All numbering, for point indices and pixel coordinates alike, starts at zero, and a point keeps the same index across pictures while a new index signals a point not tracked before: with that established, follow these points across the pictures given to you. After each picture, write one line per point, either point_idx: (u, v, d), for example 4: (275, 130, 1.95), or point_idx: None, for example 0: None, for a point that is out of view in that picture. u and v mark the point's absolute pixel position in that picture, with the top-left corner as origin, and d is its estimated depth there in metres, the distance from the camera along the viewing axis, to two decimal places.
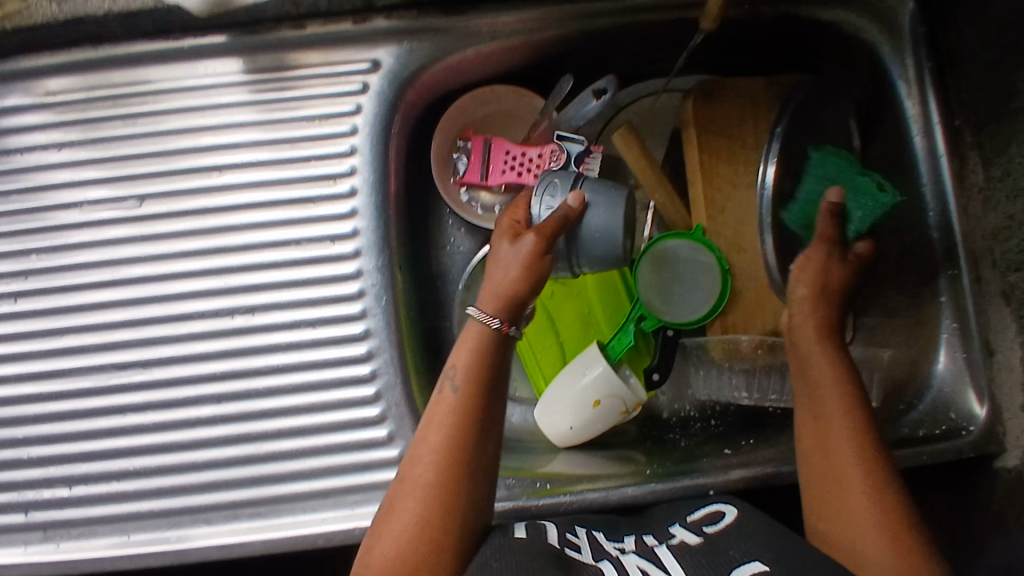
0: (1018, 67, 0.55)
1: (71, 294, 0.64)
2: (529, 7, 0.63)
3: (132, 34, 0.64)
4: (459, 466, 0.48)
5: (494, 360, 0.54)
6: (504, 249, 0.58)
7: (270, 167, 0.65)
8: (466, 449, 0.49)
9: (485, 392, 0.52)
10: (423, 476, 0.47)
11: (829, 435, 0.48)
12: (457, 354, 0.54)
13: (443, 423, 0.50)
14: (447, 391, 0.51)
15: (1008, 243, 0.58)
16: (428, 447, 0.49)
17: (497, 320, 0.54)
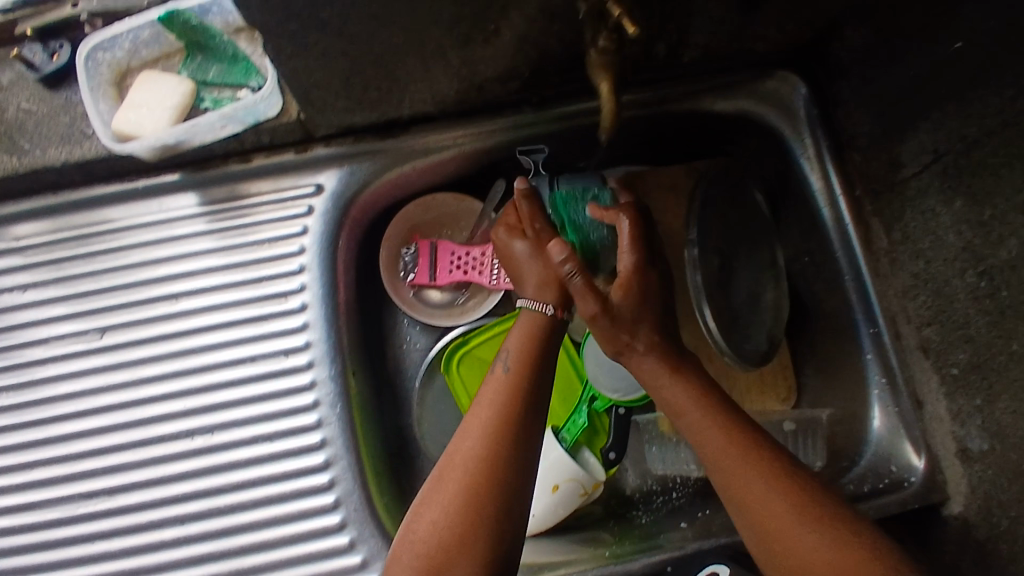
0: (897, 144, 0.61)
1: (38, 428, 0.67)
2: (456, 127, 0.69)
3: (91, 179, 0.69)
4: (511, 426, 0.55)
5: (544, 343, 0.62)
6: (522, 248, 0.65)
7: (225, 290, 0.68)
8: (518, 412, 0.56)
9: (538, 364, 0.60)
10: (475, 435, 0.55)
11: (749, 501, 0.52)
12: (517, 333, 0.62)
13: (500, 391, 0.57)
14: (499, 370, 0.59)
15: (917, 300, 0.62)
16: (481, 416, 0.56)
17: (551, 306, 0.63)
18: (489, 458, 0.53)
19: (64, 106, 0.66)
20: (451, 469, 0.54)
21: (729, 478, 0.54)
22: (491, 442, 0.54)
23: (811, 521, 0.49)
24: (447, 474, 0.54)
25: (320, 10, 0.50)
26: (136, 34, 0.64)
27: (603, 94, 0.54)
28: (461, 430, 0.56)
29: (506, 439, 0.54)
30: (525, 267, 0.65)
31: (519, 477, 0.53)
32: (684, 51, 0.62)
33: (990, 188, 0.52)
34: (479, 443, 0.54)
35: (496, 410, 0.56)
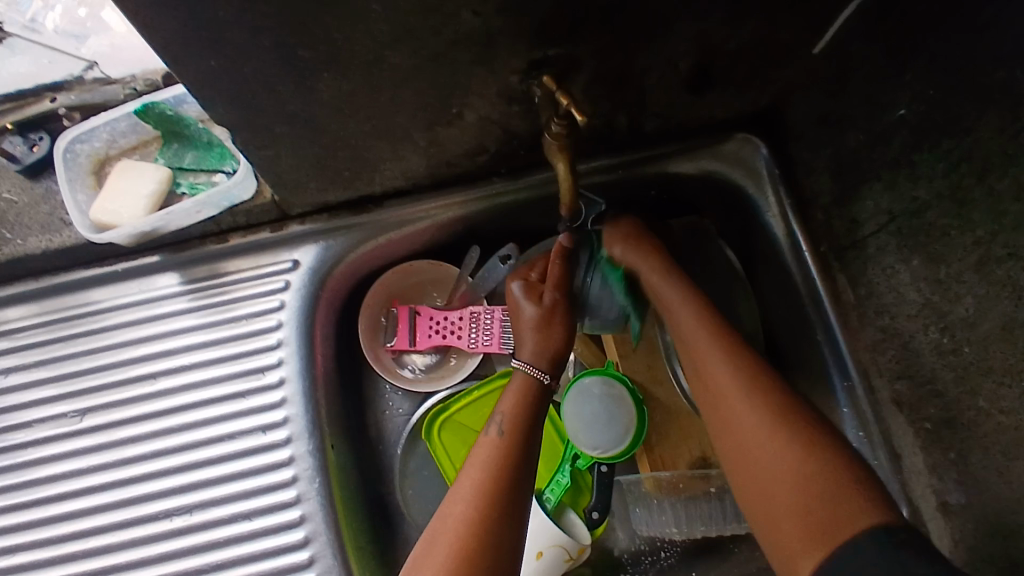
0: (856, 203, 0.63)
1: (19, 513, 0.67)
2: (429, 199, 0.71)
3: (71, 264, 0.70)
4: (502, 490, 0.54)
5: (532, 406, 0.62)
6: (528, 308, 0.68)
7: (205, 367, 0.69)
8: (509, 476, 0.55)
9: (527, 431, 0.59)
10: (467, 497, 0.53)
11: (738, 411, 0.55)
12: (504, 400, 0.62)
13: (490, 455, 0.57)
14: (492, 433, 0.59)
15: (886, 354, 0.63)
16: (471, 477, 0.55)
17: (547, 374, 0.65)
18: (479, 519, 0.51)
19: (44, 196, 0.68)
20: (441, 532, 0.52)
21: (722, 393, 0.57)
22: (482, 504, 0.53)
23: (795, 441, 0.51)
24: (437, 536, 0.52)
25: (288, 103, 0.53)
26: (112, 126, 0.66)
27: (560, 172, 0.59)
28: (450, 496, 0.55)
29: (498, 503, 0.53)
30: (524, 326, 0.67)
31: (507, 546, 0.51)
32: (644, 121, 0.66)
33: (943, 250, 0.54)
34: (471, 504, 0.53)
35: (487, 474, 0.55)
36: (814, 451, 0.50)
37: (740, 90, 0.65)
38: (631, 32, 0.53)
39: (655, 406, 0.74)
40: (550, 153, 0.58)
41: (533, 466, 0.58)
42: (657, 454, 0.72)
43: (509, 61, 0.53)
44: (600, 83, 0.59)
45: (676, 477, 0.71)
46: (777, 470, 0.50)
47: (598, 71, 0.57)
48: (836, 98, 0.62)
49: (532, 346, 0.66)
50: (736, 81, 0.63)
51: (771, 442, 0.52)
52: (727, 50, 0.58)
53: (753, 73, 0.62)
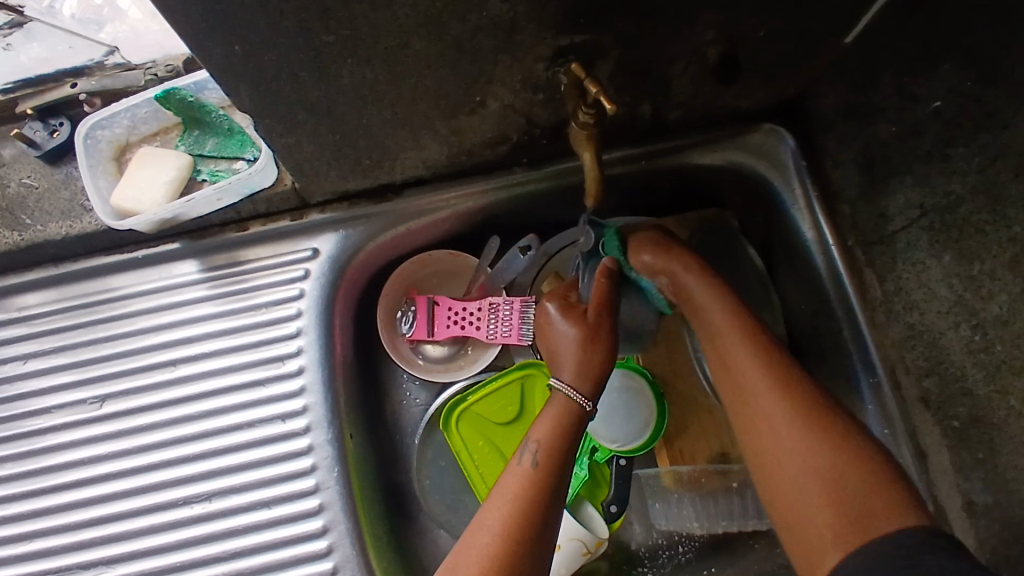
0: (885, 197, 0.61)
1: (39, 499, 0.67)
2: (449, 188, 0.70)
3: (90, 250, 0.70)
4: (528, 528, 0.52)
5: (574, 434, 0.59)
6: (563, 326, 0.64)
7: (224, 355, 0.69)
8: (534, 517, 0.53)
9: (559, 462, 0.57)
10: (490, 534, 0.51)
11: (762, 426, 0.53)
12: (538, 430, 0.59)
13: (517, 489, 0.54)
14: (527, 463, 0.56)
15: (914, 351, 0.62)
16: (496, 515, 0.53)
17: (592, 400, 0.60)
18: (502, 560, 0.50)
19: (64, 182, 0.68)
20: (461, 571, 0.50)
21: (739, 387, 0.57)
22: (505, 542, 0.51)
23: (827, 434, 0.50)
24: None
25: (310, 91, 0.52)
26: (132, 113, 0.66)
27: (586, 162, 0.58)
28: (473, 528, 0.53)
29: (523, 541, 0.51)
30: (568, 354, 0.62)
31: None
32: (668, 111, 0.65)
33: (977, 246, 0.54)
34: (495, 542, 0.51)
35: (513, 511, 0.53)
36: (846, 447, 0.49)
37: (768, 79, 0.63)
38: (658, 20, 0.52)
39: (676, 402, 0.74)
40: (577, 142, 0.58)
41: (562, 503, 0.56)
42: (677, 448, 0.72)
43: (534, 49, 0.52)
44: (625, 72, 0.58)
45: (696, 471, 0.71)
46: (799, 464, 0.50)
47: (624, 60, 0.56)
48: (866, 89, 0.61)
49: (575, 367, 0.61)
50: (763, 71, 0.62)
51: (791, 434, 0.51)
52: (756, 39, 0.57)
53: (781, 62, 0.61)
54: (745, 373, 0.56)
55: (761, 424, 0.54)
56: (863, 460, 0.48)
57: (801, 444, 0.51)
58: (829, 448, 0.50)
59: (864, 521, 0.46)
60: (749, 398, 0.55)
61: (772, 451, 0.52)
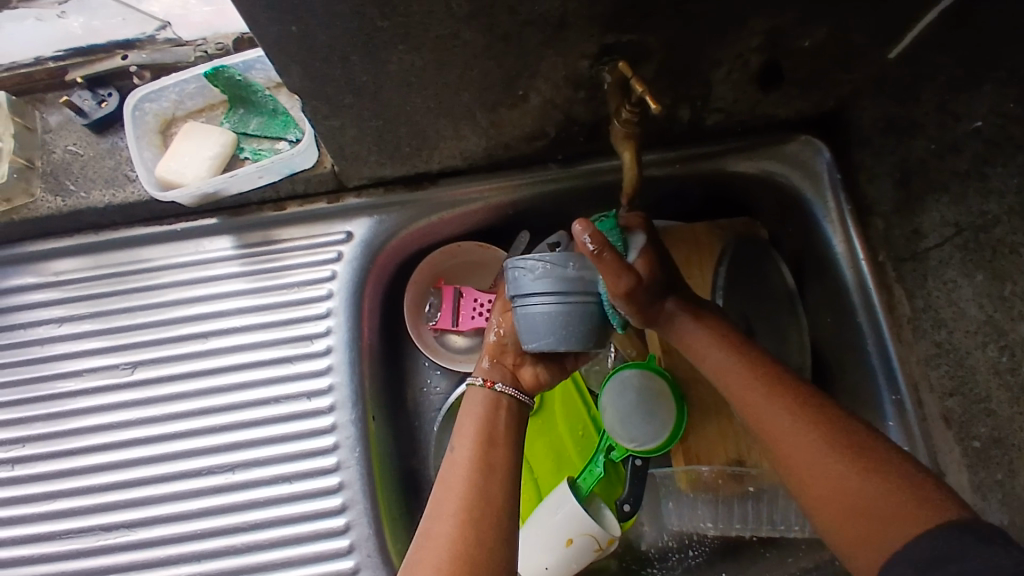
0: (921, 214, 0.62)
1: (65, 459, 0.68)
2: (485, 179, 0.71)
3: (130, 220, 0.71)
4: (479, 502, 0.53)
5: (495, 416, 0.61)
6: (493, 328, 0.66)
7: (253, 330, 0.70)
8: (481, 487, 0.55)
9: (493, 442, 0.59)
10: (447, 511, 0.53)
11: (784, 441, 0.51)
12: (465, 416, 0.61)
13: (461, 472, 0.56)
14: (453, 449, 0.59)
15: (940, 369, 0.62)
16: (444, 500, 0.54)
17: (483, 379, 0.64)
18: (463, 531, 0.52)
19: (109, 151, 0.69)
20: (427, 552, 0.51)
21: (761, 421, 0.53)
22: (464, 523, 0.52)
23: (856, 461, 0.47)
24: (421, 556, 0.51)
25: (359, 75, 0.53)
26: (182, 87, 0.67)
27: (626, 161, 0.58)
28: (430, 512, 0.54)
29: (476, 513, 0.53)
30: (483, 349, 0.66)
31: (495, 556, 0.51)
32: (706, 116, 0.65)
33: (1009, 268, 0.55)
34: (454, 521, 0.52)
35: (460, 491, 0.54)
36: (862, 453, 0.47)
37: (808, 90, 0.64)
38: (705, 25, 0.53)
39: (697, 408, 0.73)
40: (615, 140, 0.58)
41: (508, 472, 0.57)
42: (693, 450, 0.71)
43: (580, 46, 0.53)
44: (668, 75, 0.58)
45: (715, 473, 0.70)
46: (847, 488, 0.46)
47: (668, 62, 0.56)
48: (906, 107, 0.61)
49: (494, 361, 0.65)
50: (804, 82, 0.62)
51: (832, 466, 0.47)
52: (800, 49, 0.57)
53: (821, 73, 0.61)
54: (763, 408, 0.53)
55: (785, 444, 0.50)
56: (885, 467, 0.46)
57: (822, 463, 0.48)
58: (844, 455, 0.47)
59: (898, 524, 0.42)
60: (767, 429, 0.52)
61: (804, 464, 0.49)
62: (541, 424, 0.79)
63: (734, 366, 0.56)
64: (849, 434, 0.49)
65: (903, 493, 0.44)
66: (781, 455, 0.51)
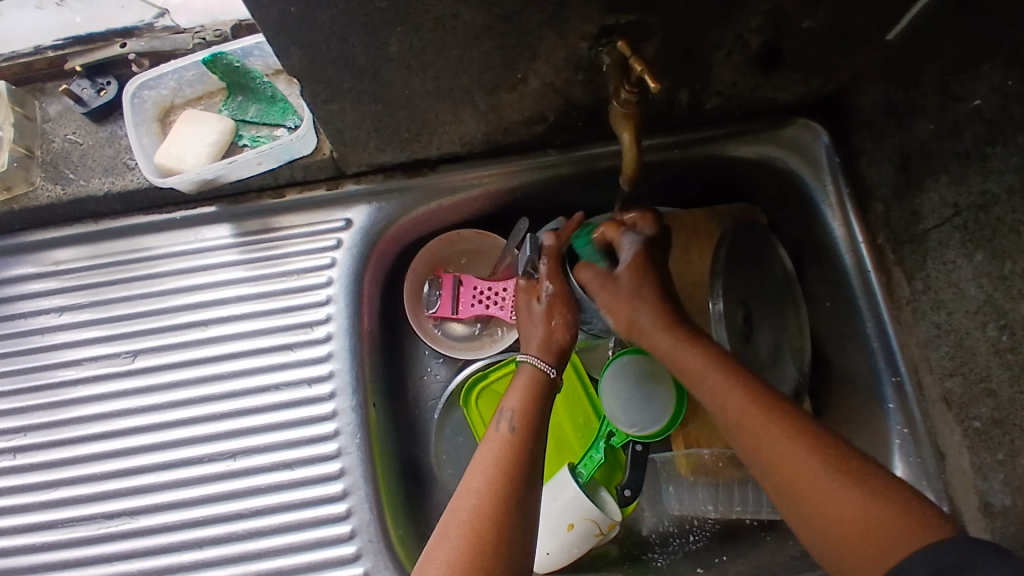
0: (921, 195, 0.62)
1: (67, 447, 0.68)
2: (484, 165, 0.71)
3: (130, 209, 0.71)
4: (518, 485, 0.54)
5: (542, 406, 0.62)
6: (538, 308, 0.68)
7: (253, 318, 0.70)
8: (522, 472, 0.55)
9: (537, 431, 0.60)
10: (483, 489, 0.54)
11: (781, 460, 0.53)
12: (513, 399, 0.62)
13: (502, 451, 0.57)
14: (500, 430, 0.59)
15: (939, 351, 0.62)
16: (479, 477, 0.55)
17: (553, 370, 0.65)
18: (498, 510, 0.52)
19: (108, 139, 0.69)
20: (455, 521, 0.52)
21: (756, 443, 0.55)
22: (496, 499, 0.53)
23: (849, 482, 0.49)
24: (449, 525, 0.52)
25: (358, 58, 0.53)
26: (180, 75, 0.67)
27: (625, 142, 0.58)
28: (462, 484, 0.55)
29: (515, 496, 0.53)
30: (528, 325, 0.68)
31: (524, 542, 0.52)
32: (705, 100, 0.65)
33: (1009, 247, 0.54)
34: (488, 493, 0.53)
35: (499, 470, 0.55)
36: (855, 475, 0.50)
37: (808, 73, 0.64)
38: (706, 5, 0.53)
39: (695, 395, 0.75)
40: (615, 122, 0.58)
41: (541, 465, 0.58)
42: (693, 434, 0.74)
43: (579, 27, 0.53)
44: (668, 58, 0.58)
45: (714, 457, 0.72)
46: (836, 508, 0.49)
47: (669, 44, 0.56)
48: (905, 88, 0.61)
49: (540, 341, 0.66)
50: (804, 64, 0.62)
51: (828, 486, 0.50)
52: (799, 30, 0.57)
53: (820, 56, 0.61)
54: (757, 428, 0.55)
55: (783, 465, 0.53)
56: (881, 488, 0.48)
57: (816, 483, 0.50)
58: (839, 476, 0.50)
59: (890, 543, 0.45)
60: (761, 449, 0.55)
61: (800, 484, 0.51)
62: None
63: (729, 387, 0.58)
64: (846, 458, 0.51)
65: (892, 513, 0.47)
66: (777, 476, 0.53)
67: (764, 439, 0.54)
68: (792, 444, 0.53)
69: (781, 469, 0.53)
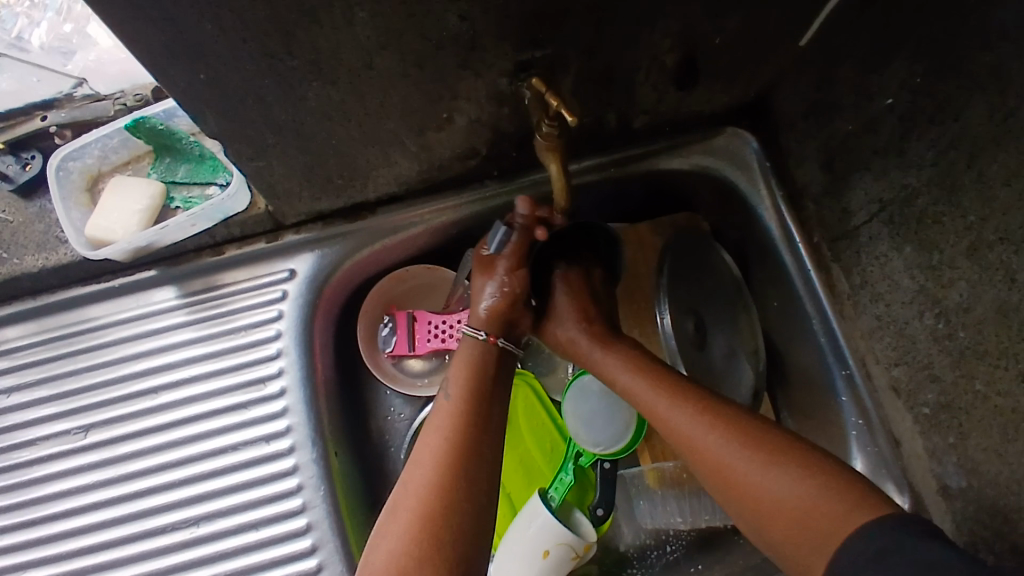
0: (849, 191, 0.63)
1: (25, 531, 0.66)
2: (424, 202, 0.71)
3: (68, 282, 0.70)
4: (461, 455, 0.57)
5: (491, 368, 0.64)
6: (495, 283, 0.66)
7: (205, 379, 0.69)
8: (466, 441, 0.58)
9: (482, 398, 0.61)
10: (426, 467, 0.56)
11: (723, 469, 0.56)
12: (456, 369, 0.64)
13: (448, 422, 0.59)
14: (443, 400, 0.61)
15: (883, 341, 0.64)
16: (425, 452, 0.57)
17: (485, 332, 0.65)
18: (442, 485, 0.55)
19: (39, 215, 0.68)
20: (403, 503, 0.55)
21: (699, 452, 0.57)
22: (443, 473, 0.55)
23: (810, 477, 0.51)
24: (400, 507, 0.55)
25: (278, 114, 0.53)
26: (104, 142, 0.66)
27: (553, 174, 0.58)
28: (412, 462, 0.58)
29: (457, 466, 0.56)
30: (480, 290, 0.66)
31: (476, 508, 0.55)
32: (633, 119, 0.66)
33: (935, 236, 0.56)
34: (434, 469, 0.56)
35: (441, 442, 0.58)
36: (810, 470, 0.52)
37: (728, 84, 0.65)
38: (616, 32, 0.53)
39: None
40: (540, 154, 0.59)
41: (492, 425, 0.60)
42: (658, 447, 0.75)
43: (496, 64, 0.53)
44: (589, 84, 0.59)
45: (678, 469, 0.74)
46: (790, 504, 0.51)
47: (586, 71, 0.57)
48: (822, 90, 0.63)
49: (490, 308, 0.66)
50: (723, 76, 0.63)
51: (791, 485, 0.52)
52: (712, 46, 0.58)
53: (737, 67, 0.62)
54: (703, 441, 0.57)
55: (722, 472, 0.56)
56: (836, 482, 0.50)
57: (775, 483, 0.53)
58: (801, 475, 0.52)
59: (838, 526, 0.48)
60: (702, 461, 0.57)
61: (755, 490, 0.53)
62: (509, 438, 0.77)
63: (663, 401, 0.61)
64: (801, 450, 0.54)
65: (841, 498, 0.49)
66: (728, 481, 0.55)
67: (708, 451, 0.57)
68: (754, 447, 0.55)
69: (729, 476, 0.55)
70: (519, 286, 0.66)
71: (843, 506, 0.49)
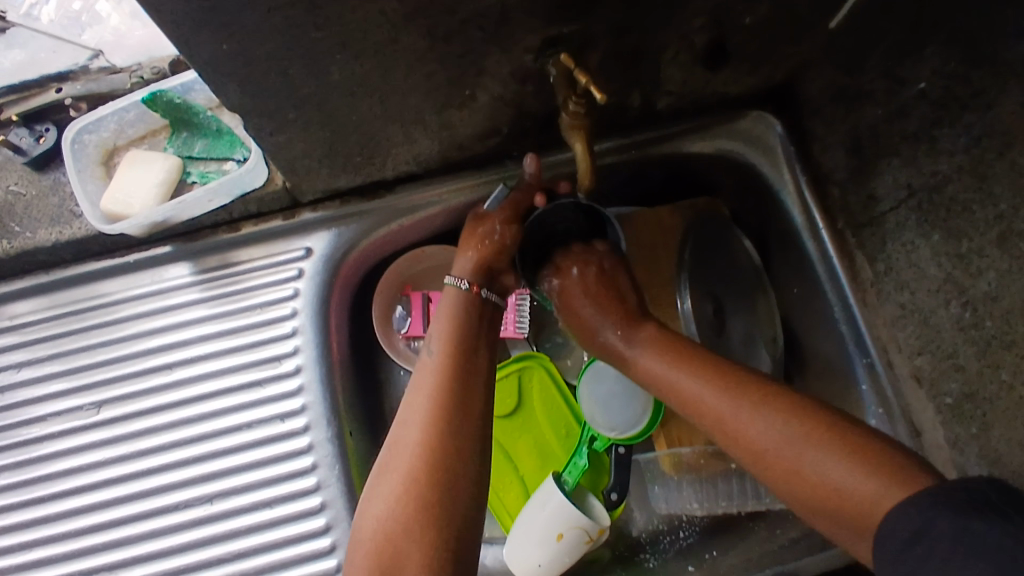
0: (877, 177, 0.62)
1: (39, 506, 0.66)
2: (443, 182, 0.70)
3: (81, 256, 0.69)
4: (452, 410, 0.55)
5: (472, 319, 0.64)
6: (488, 235, 0.66)
7: (220, 356, 0.69)
8: (455, 395, 0.57)
9: (466, 354, 0.60)
10: (418, 423, 0.55)
11: (754, 447, 0.54)
12: (438, 325, 0.63)
13: (435, 381, 0.58)
14: (426, 356, 0.61)
15: (906, 330, 0.63)
16: (415, 409, 0.56)
17: (467, 282, 0.66)
18: (436, 439, 0.54)
19: (52, 188, 0.67)
20: (395, 461, 0.54)
21: (728, 428, 0.57)
22: (437, 428, 0.54)
23: (835, 447, 0.50)
24: (391, 467, 0.54)
25: (300, 86, 0.52)
26: (120, 115, 0.66)
27: (578, 153, 0.58)
28: (401, 420, 0.56)
29: (451, 422, 0.55)
30: (472, 243, 0.67)
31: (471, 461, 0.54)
32: (657, 100, 0.65)
33: (965, 224, 0.56)
34: (424, 427, 0.54)
35: (431, 396, 0.56)
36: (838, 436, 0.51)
37: (757, 65, 0.64)
38: (648, 10, 0.52)
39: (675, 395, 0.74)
40: (566, 132, 0.58)
41: (478, 376, 0.60)
42: (674, 432, 0.73)
43: (524, 40, 0.52)
44: (617, 62, 0.58)
45: (696, 454, 0.72)
46: (828, 478, 0.50)
47: (615, 50, 0.56)
48: (852, 73, 0.62)
49: (474, 260, 0.67)
50: (751, 58, 0.62)
51: (818, 459, 0.50)
52: (742, 26, 0.57)
53: (766, 50, 0.61)
54: (733, 417, 0.56)
55: (755, 451, 0.54)
56: (861, 449, 0.50)
57: (808, 458, 0.51)
58: (829, 446, 0.51)
59: (875, 501, 0.47)
60: (737, 440, 0.56)
61: (790, 468, 0.52)
62: (522, 421, 0.78)
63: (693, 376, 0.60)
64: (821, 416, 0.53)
65: (866, 467, 0.48)
66: (759, 458, 0.54)
67: (740, 428, 0.56)
68: (773, 419, 0.54)
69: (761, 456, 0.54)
70: (510, 240, 0.67)
71: (868, 473, 0.48)
